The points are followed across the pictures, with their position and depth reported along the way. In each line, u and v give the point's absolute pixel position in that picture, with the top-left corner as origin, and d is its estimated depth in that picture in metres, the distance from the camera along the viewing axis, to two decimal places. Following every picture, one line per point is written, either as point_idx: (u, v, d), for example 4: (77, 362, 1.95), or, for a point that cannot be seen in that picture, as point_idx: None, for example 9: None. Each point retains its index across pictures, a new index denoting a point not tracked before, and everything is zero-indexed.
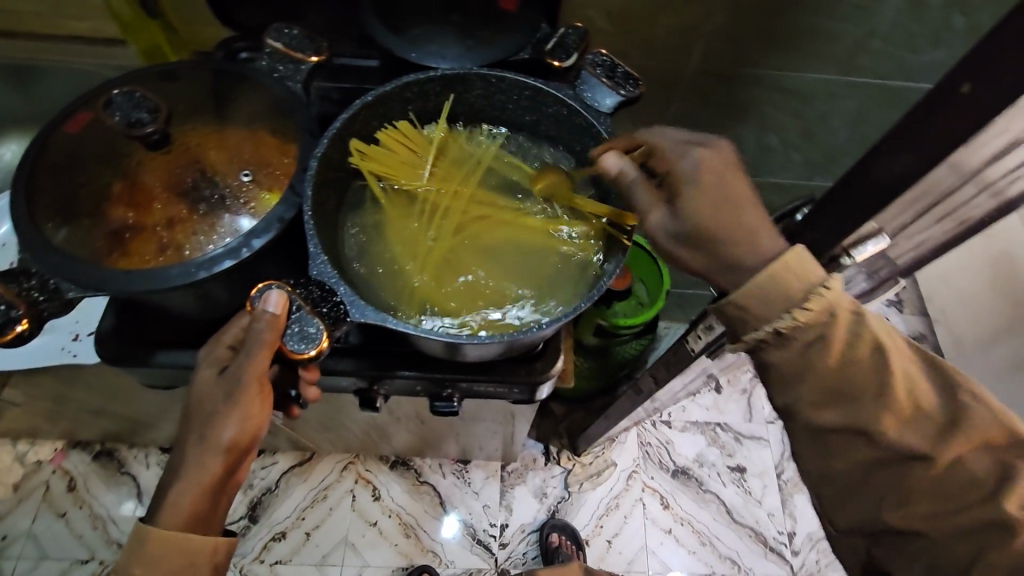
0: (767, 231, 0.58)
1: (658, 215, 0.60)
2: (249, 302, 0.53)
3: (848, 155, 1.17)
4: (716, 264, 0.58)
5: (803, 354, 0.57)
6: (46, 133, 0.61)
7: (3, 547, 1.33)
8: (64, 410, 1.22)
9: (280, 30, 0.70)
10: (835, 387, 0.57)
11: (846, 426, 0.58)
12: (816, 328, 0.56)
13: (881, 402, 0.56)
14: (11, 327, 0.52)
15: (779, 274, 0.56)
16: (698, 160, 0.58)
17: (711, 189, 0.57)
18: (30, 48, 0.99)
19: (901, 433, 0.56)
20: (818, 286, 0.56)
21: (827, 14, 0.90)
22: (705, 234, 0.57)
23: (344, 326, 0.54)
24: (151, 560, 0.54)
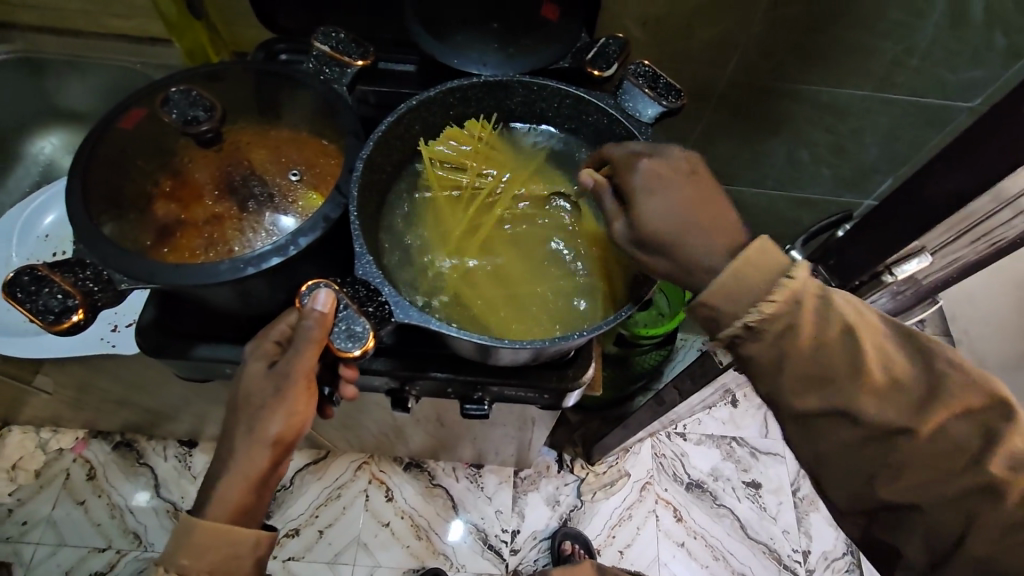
0: (724, 228, 0.58)
1: (619, 224, 0.61)
2: (299, 300, 0.54)
3: (876, 173, 1.16)
4: (681, 266, 0.58)
5: (774, 344, 0.54)
6: (101, 130, 0.63)
7: (24, 533, 1.35)
8: (89, 399, 1.24)
9: (329, 34, 0.70)
10: (813, 373, 0.54)
11: (825, 411, 0.55)
12: (786, 315, 0.54)
13: (855, 381, 0.53)
14: (67, 316, 0.52)
15: (742, 268, 0.54)
16: (646, 171, 0.59)
17: (665, 196, 0.58)
18: (77, 45, 1.04)
19: (879, 407, 0.53)
20: (780, 276, 0.54)
21: (865, 30, 0.90)
22: (663, 239, 0.58)
23: (388, 326, 0.55)
24: (197, 553, 0.56)
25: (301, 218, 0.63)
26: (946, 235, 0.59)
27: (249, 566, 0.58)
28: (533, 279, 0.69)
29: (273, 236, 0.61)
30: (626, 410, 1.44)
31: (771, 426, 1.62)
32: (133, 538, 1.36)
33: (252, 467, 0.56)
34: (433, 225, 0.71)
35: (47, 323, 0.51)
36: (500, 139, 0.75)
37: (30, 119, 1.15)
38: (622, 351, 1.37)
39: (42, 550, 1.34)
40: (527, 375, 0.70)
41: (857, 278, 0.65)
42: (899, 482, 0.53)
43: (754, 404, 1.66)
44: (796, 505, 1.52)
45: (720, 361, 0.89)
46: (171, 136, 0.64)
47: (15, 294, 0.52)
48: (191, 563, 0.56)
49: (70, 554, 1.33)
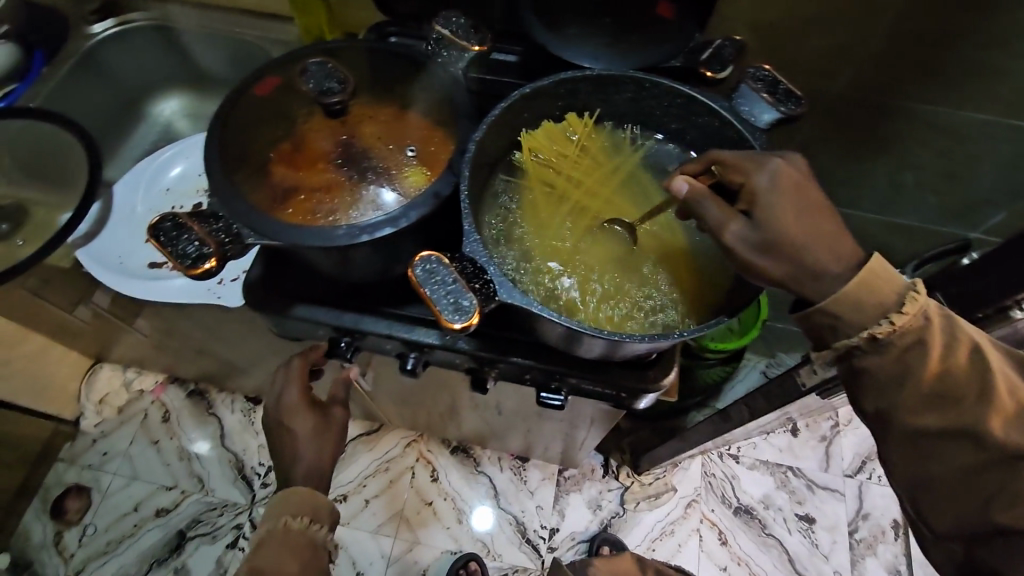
0: (843, 244, 0.57)
1: (736, 226, 0.57)
2: (412, 267, 0.55)
3: (987, 205, 1.09)
4: (800, 273, 0.56)
5: (899, 358, 0.55)
6: (238, 92, 0.68)
7: (104, 462, 1.47)
8: (176, 346, 1.33)
9: (449, 19, 0.72)
10: (935, 392, 0.55)
11: (944, 431, 0.55)
12: (912, 332, 0.55)
13: (983, 402, 0.54)
14: (200, 263, 0.55)
15: (869, 282, 0.55)
16: (775, 172, 0.57)
17: (791, 202, 0.56)
18: (207, 17, 1.12)
19: (1005, 430, 0.53)
20: (907, 291, 0.55)
21: (1000, 49, 0.84)
22: (789, 245, 0.55)
23: (491, 305, 0.56)
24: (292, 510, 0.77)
25: (406, 194, 0.65)
26: None
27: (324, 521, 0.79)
28: (624, 276, 0.69)
29: (381, 210, 0.64)
30: (682, 422, 1.41)
31: (832, 461, 1.55)
32: (197, 481, 1.45)
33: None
34: (530, 213, 0.71)
35: (184, 267, 0.55)
36: (597, 134, 0.75)
37: (155, 81, 1.24)
38: (685, 363, 1.35)
39: (118, 481, 1.45)
40: (605, 370, 0.70)
41: (980, 309, 0.62)
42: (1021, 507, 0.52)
43: (815, 435, 1.59)
44: (851, 546, 1.45)
45: (803, 382, 0.86)
46: (297, 106, 0.69)
47: (159, 238, 0.56)
48: None
49: (141, 488, 1.44)
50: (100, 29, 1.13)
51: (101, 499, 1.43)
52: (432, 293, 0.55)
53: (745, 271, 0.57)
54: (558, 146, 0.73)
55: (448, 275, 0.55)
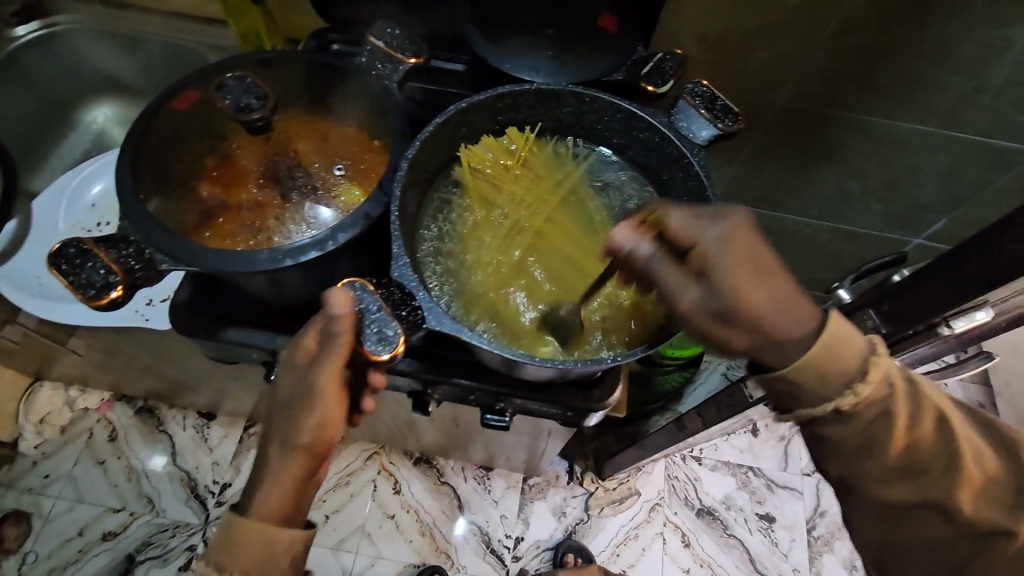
0: (800, 302, 0.53)
1: (689, 294, 0.54)
2: (330, 292, 0.55)
3: (929, 213, 1.11)
4: (762, 343, 0.53)
5: (864, 429, 0.53)
6: (157, 105, 0.64)
7: (45, 485, 1.39)
8: (118, 364, 1.26)
9: (383, 30, 0.70)
10: (903, 465, 0.54)
11: (914, 502, 0.55)
12: (876, 404, 0.53)
13: (951, 477, 0.53)
14: (106, 293, 0.52)
15: (831, 352, 0.52)
16: (722, 233, 0.53)
17: (743, 267, 0.53)
18: (140, 20, 1.07)
19: (972, 502, 0.53)
20: (869, 356, 0.53)
21: (936, 64, 0.86)
22: (747, 316, 0.52)
23: (419, 333, 0.55)
24: (232, 552, 0.55)
25: (341, 213, 0.62)
26: (1015, 293, 0.56)
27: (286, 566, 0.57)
28: (566, 296, 0.68)
29: (314, 229, 0.61)
30: (643, 428, 1.35)
31: (790, 460, 1.57)
32: (147, 502, 1.39)
33: (285, 477, 0.56)
34: (470, 232, 0.70)
35: (87, 298, 0.52)
36: (540, 147, 0.74)
37: (88, 87, 1.19)
38: (645, 369, 1.35)
39: (61, 504, 1.37)
40: (550, 391, 0.69)
41: (913, 325, 0.64)
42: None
43: (774, 435, 1.61)
44: (810, 544, 1.48)
45: (750, 393, 0.87)
46: (223, 120, 0.65)
47: (60, 266, 0.53)
48: None
49: (86, 511, 1.37)
50: (23, 31, 1.06)
51: (42, 525, 1.35)
52: (356, 322, 0.54)
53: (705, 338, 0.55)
54: (501, 160, 0.72)
55: (371, 303, 0.55)
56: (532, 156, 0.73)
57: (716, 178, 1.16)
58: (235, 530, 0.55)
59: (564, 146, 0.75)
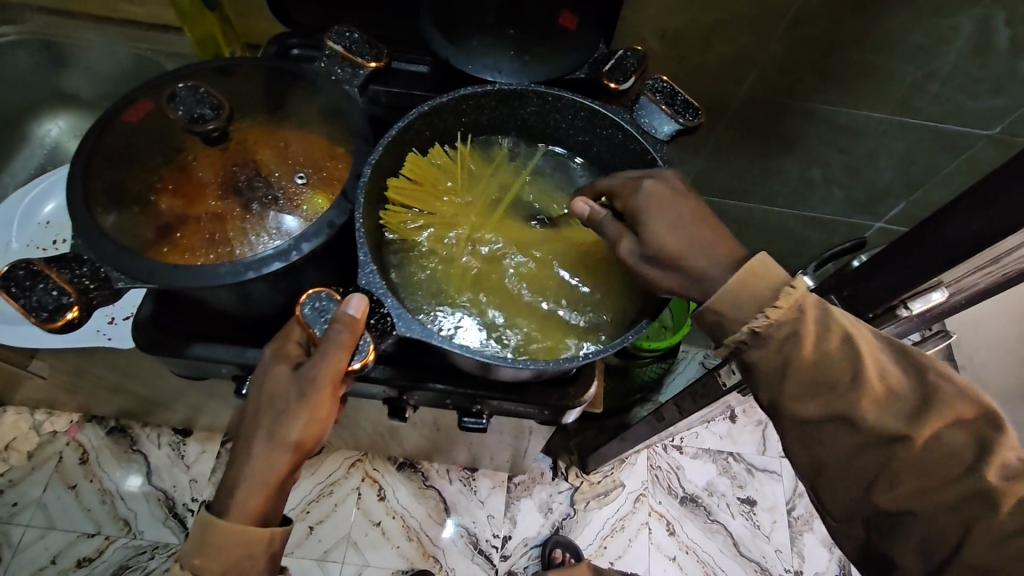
0: (722, 242, 0.60)
1: (626, 245, 0.61)
2: (301, 308, 0.55)
3: (889, 196, 1.15)
4: (687, 279, 0.59)
5: (779, 349, 0.56)
6: (107, 120, 0.63)
7: (14, 513, 1.34)
8: (85, 385, 1.22)
9: (342, 34, 0.69)
10: (813, 379, 0.56)
11: (828, 415, 0.56)
12: (788, 323, 0.56)
13: (857, 388, 0.54)
14: (61, 314, 0.52)
15: (746, 282, 0.56)
16: (648, 191, 0.60)
17: (666, 216, 0.59)
18: (91, 30, 1.03)
19: (878, 411, 0.54)
20: (784, 285, 0.56)
21: (887, 52, 0.88)
22: (671, 255, 0.59)
23: (388, 340, 0.56)
24: (210, 553, 0.56)
25: (306, 222, 0.61)
26: (966, 274, 0.59)
27: (262, 564, 0.59)
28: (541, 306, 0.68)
29: (279, 238, 0.60)
30: (625, 419, 1.37)
31: (768, 444, 1.61)
32: (123, 524, 1.35)
33: (267, 477, 0.56)
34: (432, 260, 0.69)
35: (40, 320, 0.52)
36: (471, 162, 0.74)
37: (40, 100, 1.15)
38: (623, 362, 1.35)
39: (32, 532, 1.33)
40: (526, 391, 0.70)
41: (872, 308, 0.66)
42: (897, 489, 0.54)
43: (752, 420, 1.64)
44: (790, 525, 1.51)
45: (724, 381, 0.88)
46: (177, 131, 0.63)
47: (10, 289, 0.52)
48: None
49: (59, 538, 1.33)
50: None
51: (12, 555, 1.30)
52: (318, 332, 0.55)
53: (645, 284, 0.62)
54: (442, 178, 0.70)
55: (333, 311, 0.55)
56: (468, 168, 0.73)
57: (683, 171, 1.17)
58: (210, 530, 0.56)
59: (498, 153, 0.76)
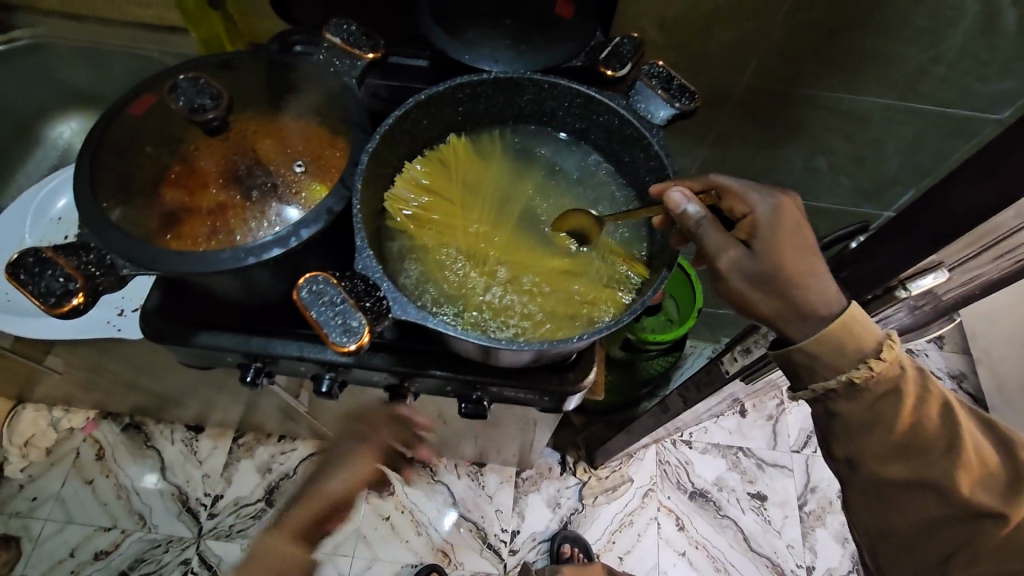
0: (827, 284, 0.57)
1: (735, 253, 0.58)
2: (296, 291, 0.55)
3: (897, 184, 1.13)
4: (786, 310, 0.57)
5: (872, 404, 0.56)
6: (112, 114, 0.64)
7: (33, 508, 1.37)
8: (99, 381, 1.24)
9: (340, 26, 0.70)
10: (906, 443, 0.56)
11: (908, 481, 0.57)
12: (889, 379, 0.56)
13: (952, 457, 0.55)
14: (68, 300, 0.54)
15: (846, 330, 0.55)
16: (775, 207, 0.59)
17: (787, 237, 0.58)
18: (101, 31, 1.05)
19: (973, 488, 0.55)
20: (885, 339, 0.56)
21: (892, 37, 0.87)
22: (782, 281, 0.56)
23: (384, 322, 0.56)
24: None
25: (305, 210, 0.63)
26: (963, 251, 0.59)
27: None
28: (540, 292, 0.69)
29: (278, 226, 0.61)
30: (631, 414, 1.39)
31: (779, 438, 1.59)
32: (138, 518, 1.38)
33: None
34: (430, 246, 0.70)
35: (49, 306, 0.53)
36: (473, 155, 0.75)
37: (51, 101, 1.17)
38: (629, 356, 1.33)
39: (50, 526, 1.36)
40: (527, 376, 0.70)
41: (872, 289, 0.66)
42: (976, 567, 0.54)
43: (762, 414, 1.63)
44: (801, 520, 1.50)
45: (726, 368, 0.88)
46: (179, 122, 0.64)
47: (19, 275, 0.54)
48: None
49: (76, 532, 1.35)
50: None
51: (32, 548, 1.34)
52: (318, 315, 0.55)
53: (737, 303, 0.59)
54: (445, 177, 0.73)
55: (331, 295, 0.55)
56: (467, 163, 0.75)
57: (687, 162, 1.17)
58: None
59: (492, 138, 0.77)
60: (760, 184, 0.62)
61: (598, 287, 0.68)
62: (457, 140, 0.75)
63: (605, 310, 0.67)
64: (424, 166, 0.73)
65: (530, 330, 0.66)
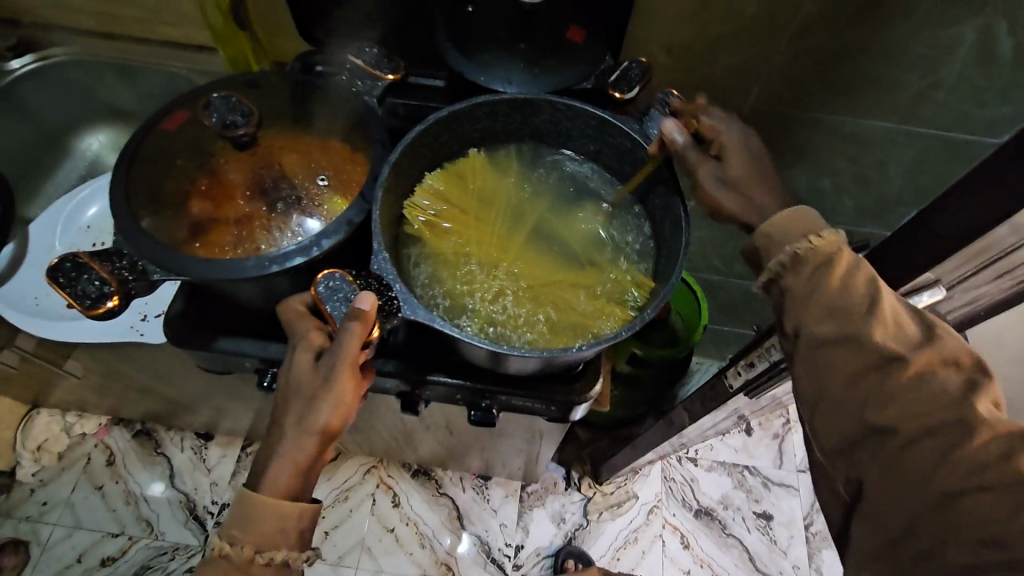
0: (781, 194, 0.65)
1: (707, 167, 0.66)
2: (314, 285, 0.60)
3: (900, 206, 1.14)
4: (750, 209, 0.64)
5: (812, 275, 0.57)
6: (146, 129, 0.68)
7: (43, 512, 1.39)
8: (114, 386, 1.27)
9: (363, 49, 0.75)
10: (833, 304, 0.55)
11: (836, 339, 0.55)
12: (824, 257, 0.57)
13: (871, 315, 0.53)
14: (102, 302, 0.56)
15: (790, 220, 0.60)
16: (741, 134, 0.68)
17: (750, 157, 0.67)
18: (133, 50, 1.10)
19: (886, 339, 0.53)
20: (824, 229, 0.59)
21: (892, 63, 0.90)
22: (743, 185, 0.66)
23: (394, 320, 0.60)
24: (245, 523, 0.60)
25: (326, 221, 0.66)
26: (961, 269, 0.61)
27: (292, 539, 0.62)
28: (547, 302, 0.71)
29: (300, 237, 0.64)
30: (637, 428, 1.39)
31: (785, 457, 1.59)
32: (145, 525, 1.39)
33: (298, 455, 0.60)
34: (443, 256, 0.72)
35: (85, 308, 0.56)
36: (491, 168, 0.78)
37: (82, 116, 1.22)
38: (636, 370, 1.36)
39: (59, 531, 1.38)
40: (535, 386, 0.72)
41: None
42: (888, 407, 0.51)
43: (768, 433, 1.63)
44: (807, 540, 1.49)
45: (732, 383, 0.90)
46: (209, 138, 0.68)
47: (58, 279, 0.56)
48: (242, 532, 0.60)
49: (85, 537, 1.37)
50: (18, 65, 1.10)
51: (41, 552, 1.35)
52: (332, 309, 0.59)
53: (709, 207, 0.66)
54: (463, 188, 0.76)
55: (347, 293, 0.59)
56: (484, 175, 0.77)
57: None
58: (245, 501, 0.60)
59: (508, 153, 0.80)
60: (724, 110, 0.72)
61: (604, 301, 0.71)
62: (476, 153, 0.78)
63: (608, 326, 0.70)
64: (444, 177, 0.76)
65: (537, 339, 0.69)
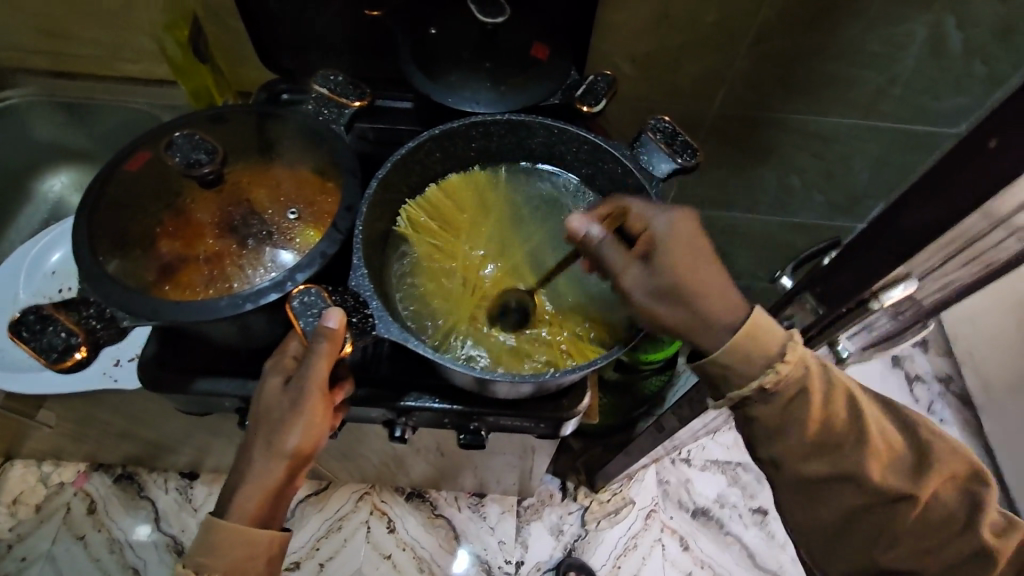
0: (729, 293, 0.61)
1: (633, 274, 0.61)
2: (290, 300, 0.59)
3: (868, 198, 1.17)
4: (697, 323, 0.60)
5: (784, 408, 0.60)
6: (108, 171, 0.66)
7: (22, 569, 1.34)
8: (91, 432, 1.23)
9: (327, 77, 0.73)
10: (819, 442, 0.61)
11: (834, 475, 0.61)
12: (794, 381, 0.59)
13: (860, 448, 0.60)
14: (69, 354, 0.56)
15: (747, 340, 0.59)
16: (670, 221, 0.61)
17: (682, 249, 0.60)
18: (92, 87, 1.08)
19: (888, 475, 0.61)
20: (786, 341, 0.60)
21: (849, 61, 0.92)
22: (683, 295, 0.60)
23: (368, 338, 0.59)
24: (215, 552, 0.58)
25: (299, 254, 0.65)
26: (929, 261, 0.62)
27: (263, 565, 0.60)
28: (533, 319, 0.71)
29: (275, 271, 0.63)
30: (630, 434, 1.35)
31: None
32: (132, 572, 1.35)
33: (268, 481, 0.59)
34: (433, 274, 0.74)
35: (52, 361, 0.56)
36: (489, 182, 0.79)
37: (41, 157, 1.19)
38: (624, 377, 1.35)
39: None
40: (523, 405, 0.72)
41: (845, 303, 0.69)
42: (898, 543, 0.61)
43: None
44: None
45: None
46: (174, 175, 0.67)
47: (21, 333, 0.56)
48: (212, 561, 0.58)
49: None
50: None
51: None
52: (304, 324, 0.58)
53: (646, 318, 0.62)
54: (457, 205, 0.77)
55: (320, 307, 0.58)
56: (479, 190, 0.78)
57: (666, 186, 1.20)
58: (211, 530, 0.58)
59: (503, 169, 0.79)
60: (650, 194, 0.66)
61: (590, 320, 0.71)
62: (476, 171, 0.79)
63: (583, 354, 0.69)
64: (442, 195, 0.77)
65: (520, 360, 0.69)
